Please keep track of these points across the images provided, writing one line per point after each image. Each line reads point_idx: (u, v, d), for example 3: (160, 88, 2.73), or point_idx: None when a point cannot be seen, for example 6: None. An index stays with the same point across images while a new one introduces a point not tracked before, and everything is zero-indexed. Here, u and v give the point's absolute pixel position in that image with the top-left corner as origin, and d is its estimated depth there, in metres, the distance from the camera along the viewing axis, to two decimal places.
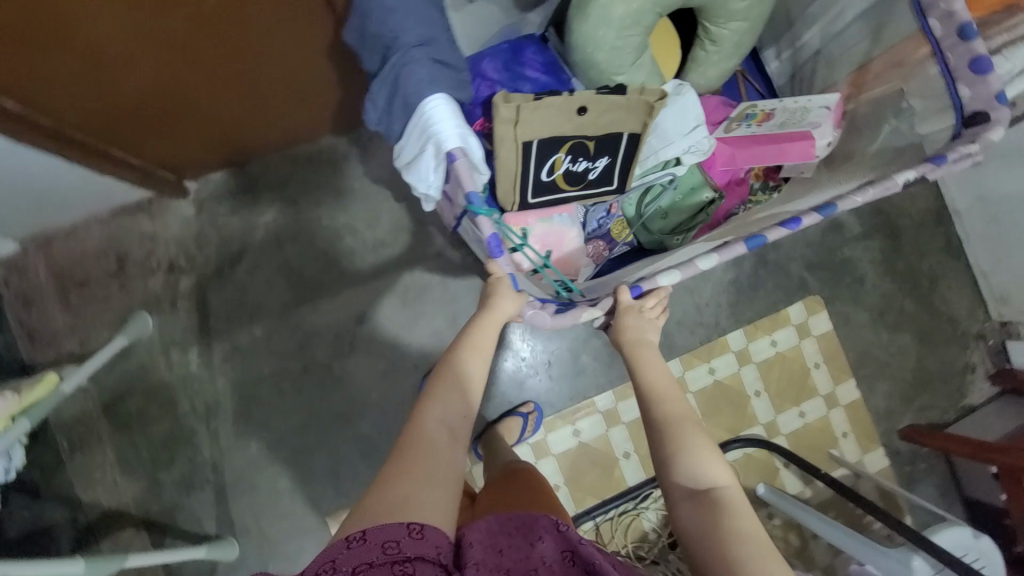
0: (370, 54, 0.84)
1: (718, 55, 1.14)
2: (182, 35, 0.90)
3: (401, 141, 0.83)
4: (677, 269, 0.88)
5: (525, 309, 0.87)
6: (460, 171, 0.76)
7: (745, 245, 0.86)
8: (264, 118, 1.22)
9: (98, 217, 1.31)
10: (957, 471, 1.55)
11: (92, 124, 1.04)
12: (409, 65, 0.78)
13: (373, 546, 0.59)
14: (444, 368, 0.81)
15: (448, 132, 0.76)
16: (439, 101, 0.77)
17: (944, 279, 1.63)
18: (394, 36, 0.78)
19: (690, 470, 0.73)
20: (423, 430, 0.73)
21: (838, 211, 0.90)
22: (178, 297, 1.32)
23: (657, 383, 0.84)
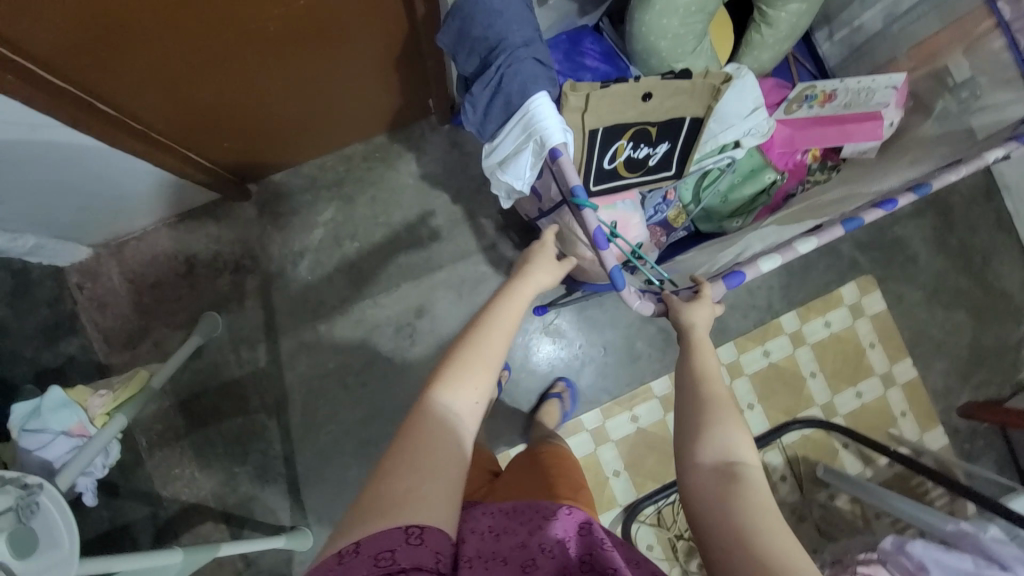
0: (467, 57, 0.90)
1: (773, 38, 1.15)
2: (271, 35, 0.91)
3: (501, 137, 0.89)
4: (777, 254, 0.88)
5: (632, 300, 0.80)
6: (564, 163, 0.80)
7: (844, 227, 0.87)
8: (335, 121, 1.27)
9: (167, 221, 1.36)
10: (1016, 447, 1.54)
11: (179, 129, 1.08)
12: (515, 65, 0.85)
13: (367, 558, 0.50)
14: (455, 346, 0.69)
15: (554, 128, 0.81)
16: (543, 99, 0.83)
17: (998, 254, 1.61)
18: (501, 39, 0.86)
19: (714, 443, 0.64)
20: (427, 414, 0.62)
21: (932, 190, 0.90)
22: (244, 296, 1.36)
23: (700, 359, 0.74)
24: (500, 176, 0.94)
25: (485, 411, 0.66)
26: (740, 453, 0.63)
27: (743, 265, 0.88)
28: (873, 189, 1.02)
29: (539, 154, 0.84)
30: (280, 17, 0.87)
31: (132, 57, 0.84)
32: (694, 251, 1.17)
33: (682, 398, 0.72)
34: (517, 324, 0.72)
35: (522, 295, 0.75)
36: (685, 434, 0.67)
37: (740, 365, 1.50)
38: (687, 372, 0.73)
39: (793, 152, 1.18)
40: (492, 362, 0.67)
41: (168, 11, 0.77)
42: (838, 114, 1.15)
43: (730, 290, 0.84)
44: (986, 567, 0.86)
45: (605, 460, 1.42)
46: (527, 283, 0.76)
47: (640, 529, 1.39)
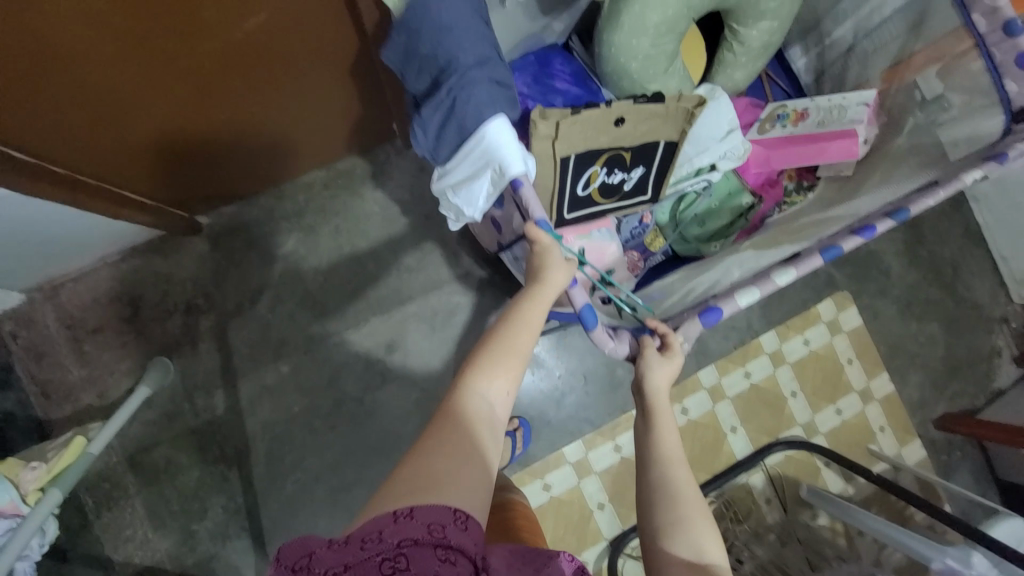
0: (416, 75, 0.84)
1: (747, 57, 1.12)
2: (205, 63, 0.85)
3: (454, 163, 0.84)
4: (754, 287, 0.84)
5: (604, 343, 0.76)
6: (526, 196, 0.76)
7: (823, 257, 0.85)
8: (287, 155, 1.21)
9: (109, 260, 1.25)
10: (991, 456, 1.56)
11: (107, 167, 0.99)
12: (468, 88, 0.79)
13: (419, 524, 0.50)
14: (488, 334, 0.67)
15: (514, 158, 0.77)
16: (500, 124, 0.78)
17: (967, 265, 1.63)
18: (451, 58, 0.79)
19: (688, 539, 0.63)
20: (461, 403, 0.61)
21: (911, 214, 0.89)
22: (198, 337, 1.27)
23: (661, 440, 0.70)
24: (453, 199, 0.89)
25: (514, 403, 0.65)
26: (708, 552, 0.63)
27: (719, 300, 0.85)
28: (846, 212, 1.01)
29: (499, 183, 0.80)
30: (211, 41, 0.81)
31: (54, 91, 0.77)
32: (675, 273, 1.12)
33: (641, 487, 0.69)
34: (541, 324, 0.68)
35: (545, 300, 0.69)
36: (652, 530, 0.65)
37: (722, 388, 1.48)
38: (649, 458, 0.70)
39: (769, 171, 1.17)
40: (524, 356, 0.66)
41: (93, 35, 0.71)
42: (811, 132, 1.13)
43: (707, 327, 0.81)
44: None
45: (588, 493, 1.37)
46: (549, 286, 0.70)
47: (626, 562, 1.35)
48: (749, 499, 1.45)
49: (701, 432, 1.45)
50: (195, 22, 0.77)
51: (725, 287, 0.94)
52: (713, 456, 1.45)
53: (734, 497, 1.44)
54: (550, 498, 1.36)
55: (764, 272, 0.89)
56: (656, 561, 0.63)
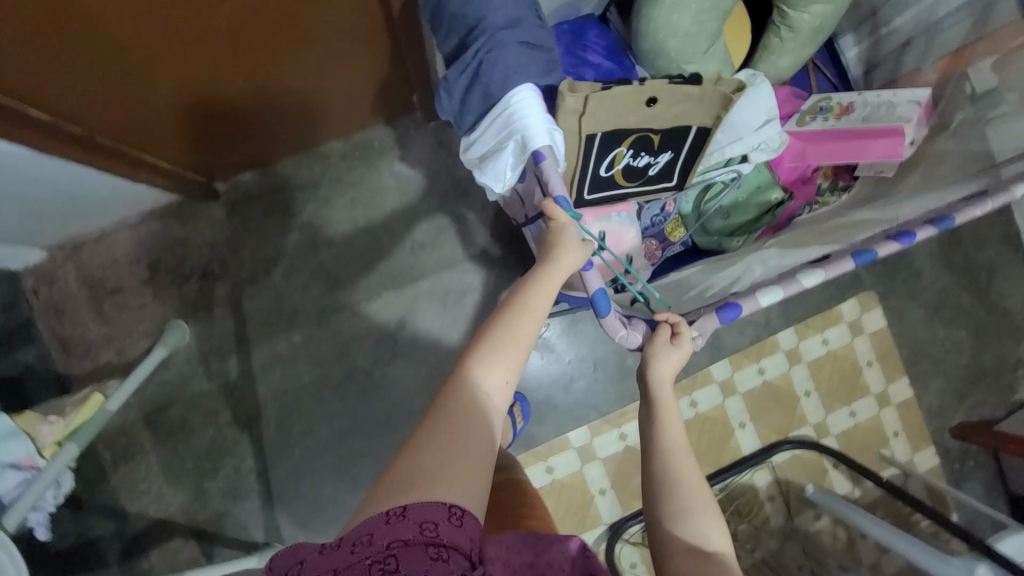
0: (444, 36, 0.76)
1: (795, 41, 1.06)
2: (222, 31, 0.83)
3: (478, 133, 0.75)
4: (778, 287, 0.80)
5: (616, 330, 0.70)
6: (547, 170, 0.68)
7: (855, 260, 0.81)
8: (304, 125, 1.19)
9: (128, 221, 1.26)
10: (1006, 468, 1.53)
11: (123, 130, 0.98)
12: (497, 51, 0.71)
13: (412, 524, 0.47)
14: (488, 320, 0.63)
15: (539, 127, 0.68)
16: (527, 92, 0.71)
17: (1003, 271, 1.56)
18: (480, 19, 0.72)
19: (691, 528, 0.61)
20: (459, 395, 0.57)
21: (954, 223, 0.84)
22: (213, 303, 1.28)
23: (665, 432, 0.66)
24: (478, 176, 0.79)
25: (515, 392, 0.61)
26: (716, 547, 0.60)
27: (740, 298, 0.80)
28: (885, 216, 0.95)
29: (521, 156, 0.71)
30: (229, 12, 0.79)
31: (70, 52, 0.75)
32: (694, 266, 1.07)
33: (645, 479, 0.66)
34: (546, 312, 0.64)
35: (548, 283, 0.64)
36: (656, 519, 0.63)
37: (733, 383, 1.46)
38: (652, 451, 0.66)
39: (805, 167, 1.10)
40: (526, 343, 0.61)
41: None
42: (855, 129, 1.06)
43: (724, 325, 0.76)
44: None
45: (591, 478, 1.38)
46: (557, 267, 0.65)
47: (623, 547, 1.36)
48: (753, 497, 1.44)
49: (708, 425, 1.44)
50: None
51: (748, 285, 0.89)
52: (719, 450, 1.44)
53: (738, 493, 1.43)
54: (552, 481, 1.37)
55: (790, 271, 0.85)
56: (662, 550, 0.61)
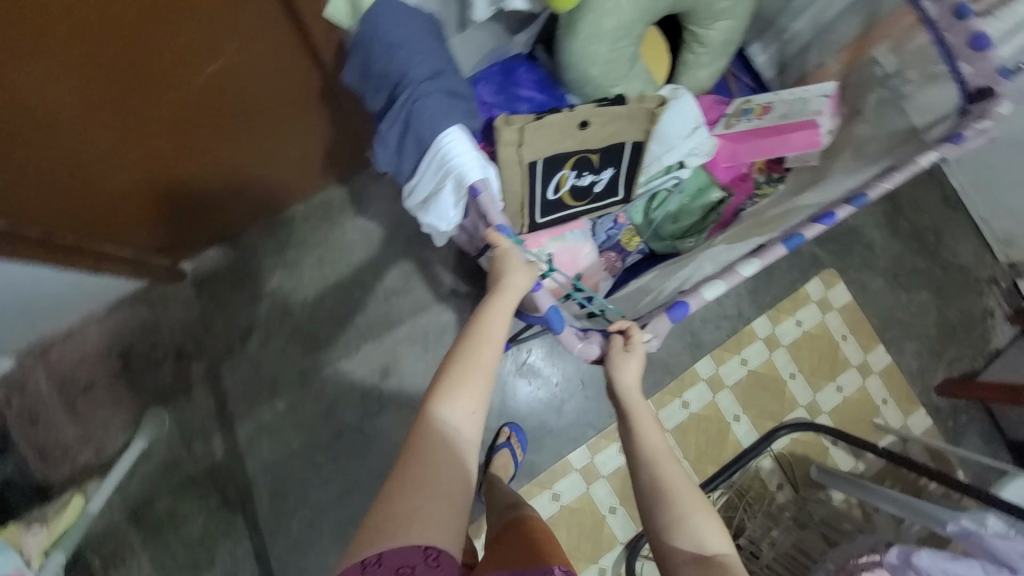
0: (374, 93, 0.79)
1: (708, 55, 1.15)
2: (168, 117, 0.87)
3: (417, 177, 0.78)
4: (720, 279, 0.82)
5: (573, 343, 0.73)
6: (486, 204, 0.72)
7: (785, 245, 0.85)
8: (263, 194, 1.22)
9: (95, 315, 1.25)
10: (997, 417, 1.57)
11: (85, 226, 1.00)
12: (422, 100, 0.74)
13: (388, 570, 0.50)
14: (448, 355, 0.64)
15: (471, 164, 0.72)
16: (455, 133, 0.73)
17: (948, 230, 1.65)
18: (402, 74, 0.74)
19: (687, 531, 0.59)
20: (426, 434, 0.57)
21: (869, 199, 0.91)
22: (191, 384, 1.26)
23: (645, 438, 0.66)
24: (423, 218, 0.81)
25: (485, 420, 0.61)
26: (714, 546, 0.58)
27: (686, 295, 0.81)
28: (812, 202, 1.03)
29: (459, 194, 0.74)
30: (172, 98, 0.84)
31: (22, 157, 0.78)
32: (650, 272, 1.11)
33: (637, 491, 0.64)
34: (503, 338, 0.65)
35: (500, 309, 0.66)
36: (655, 529, 0.61)
37: (720, 378, 1.48)
38: (636, 458, 0.65)
39: (739, 165, 1.18)
40: (488, 371, 0.62)
41: (65, 91, 0.72)
42: (775, 124, 1.12)
43: (675, 323, 0.77)
44: None
45: (599, 498, 1.36)
46: (507, 290, 0.67)
47: (644, 565, 1.33)
48: (761, 486, 1.47)
49: (704, 425, 1.45)
50: (160, 69, 0.78)
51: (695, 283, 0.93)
52: (719, 447, 1.45)
53: (745, 486, 1.46)
54: (561, 508, 1.35)
55: (729, 264, 0.87)
56: (664, 560, 0.60)
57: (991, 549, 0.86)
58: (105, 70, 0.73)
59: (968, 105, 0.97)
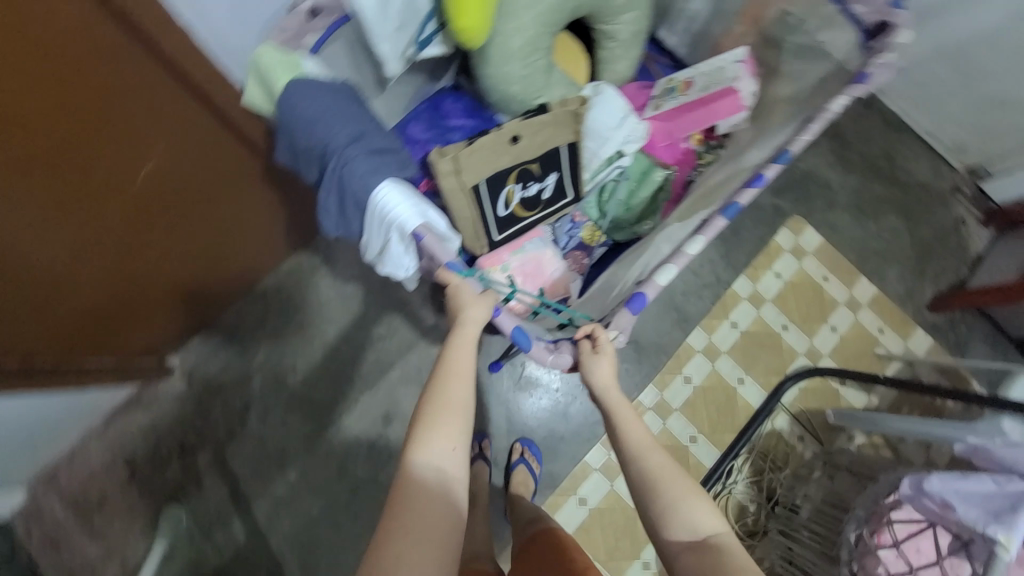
0: (307, 166, 0.80)
1: (619, 48, 1.19)
2: (118, 221, 0.88)
3: (366, 235, 0.78)
4: (670, 263, 0.83)
5: (544, 356, 0.74)
6: (432, 246, 0.72)
7: (724, 216, 0.88)
8: (230, 272, 1.23)
9: (94, 430, 1.26)
10: (996, 320, 1.57)
11: (60, 343, 0.99)
12: (349, 164, 0.74)
13: None
14: (422, 396, 0.66)
15: (408, 214, 0.72)
16: (388, 187, 0.73)
17: (899, 152, 1.68)
18: (326, 143, 0.75)
19: (680, 519, 0.60)
20: (407, 477, 0.59)
21: (793, 153, 0.94)
22: (200, 475, 1.27)
23: (628, 432, 0.68)
24: (382, 270, 0.82)
25: (467, 454, 0.63)
26: (705, 527, 0.60)
27: (641, 286, 0.83)
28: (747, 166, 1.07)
29: (407, 243, 0.75)
30: (116, 202, 0.84)
31: None
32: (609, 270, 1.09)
33: (630, 484, 0.66)
34: (473, 370, 0.68)
35: (467, 343, 0.69)
36: (650, 520, 0.63)
37: (715, 346, 1.49)
38: (623, 454, 0.67)
39: (676, 142, 1.21)
40: (462, 406, 0.64)
41: (15, 225, 0.73)
42: (700, 96, 1.17)
43: (635, 316, 0.78)
44: (1008, 482, 0.80)
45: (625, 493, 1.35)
46: (469, 323, 0.70)
47: None
48: (783, 443, 1.47)
49: (711, 396, 1.46)
50: (103, 177, 0.79)
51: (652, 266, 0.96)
52: (732, 414, 1.45)
53: (768, 446, 1.46)
54: (590, 511, 1.34)
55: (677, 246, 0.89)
56: (663, 547, 0.61)
57: (998, 460, 0.86)
58: (46, 194, 0.73)
59: (869, 40, 1.03)
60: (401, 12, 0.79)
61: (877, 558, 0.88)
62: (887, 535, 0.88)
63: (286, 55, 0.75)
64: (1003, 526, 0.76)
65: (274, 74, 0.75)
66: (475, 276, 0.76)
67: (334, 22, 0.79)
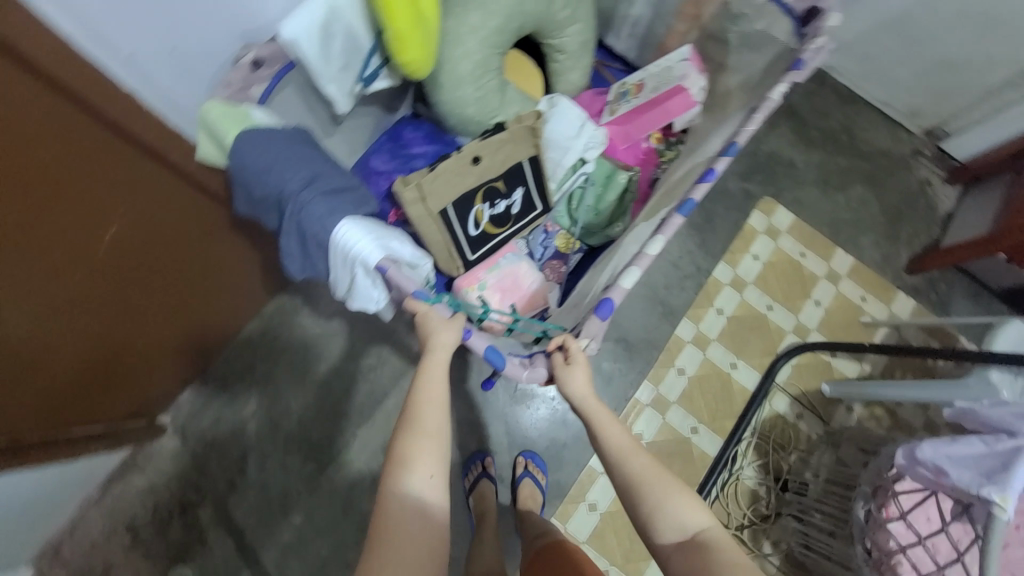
0: (267, 213, 0.82)
1: (569, 60, 1.22)
2: (90, 288, 0.87)
3: (332, 274, 0.79)
4: (633, 267, 0.85)
5: (520, 374, 0.75)
6: (397, 277, 0.73)
7: (681, 214, 0.90)
8: (210, 321, 1.23)
9: (91, 499, 1.24)
10: (975, 275, 1.60)
11: (45, 417, 0.98)
12: (305, 209, 0.75)
13: None
14: (396, 428, 0.66)
15: (369, 249, 0.73)
16: (346, 225, 0.74)
17: (856, 123, 1.72)
18: (281, 190, 0.76)
19: (666, 518, 0.61)
20: (386, 513, 0.59)
21: (740, 144, 0.98)
22: (204, 531, 1.25)
23: (608, 437, 0.68)
24: (353, 306, 0.83)
25: (446, 480, 0.63)
26: (691, 522, 0.61)
27: (608, 291, 0.84)
28: (703, 157, 1.11)
29: (373, 277, 0.75)
30: (87, 270, 0.84)
31: None
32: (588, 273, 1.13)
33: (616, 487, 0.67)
34: (444, 395, 0.68)
35: (436, 368, 0.69)
36: (638, 521, 0.64)
37: (704, 334, 1.50)
38: (606, 458, 0.67)
39: (636, 143, 1.23)
40: (436, 433, 0.65)
41: None
42: (651, 97, 1.19)
43: (605, 322, 0.79)
44: (996, 442, 0.80)
45: None
46: (437, 350, 0.70)
47: None
48: (786, 425, 1.45)
49: (706, 384, 1.46)
50: (71, 248, 0.79)
51: (620, 267, 0.98)
52: (729, 400, 1.46)
53: (770, 427, 1.44)
54: (601, 516, 1.34)
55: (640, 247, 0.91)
56: (654, 546, 0.62)
57: (985, 420, 0.89)
58: (17, 273, 0.73)
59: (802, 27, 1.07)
60: (344, 53, 0.81)
61: (887, 532, 0.89)
62: (893, 507, 0.89)
63: (232, 106, 0.76)
64: (997, 488, 0.72)
65: (221, 122, 0.76)
66: (443, 301, 0.76)
67: (279, 72, 0.80)
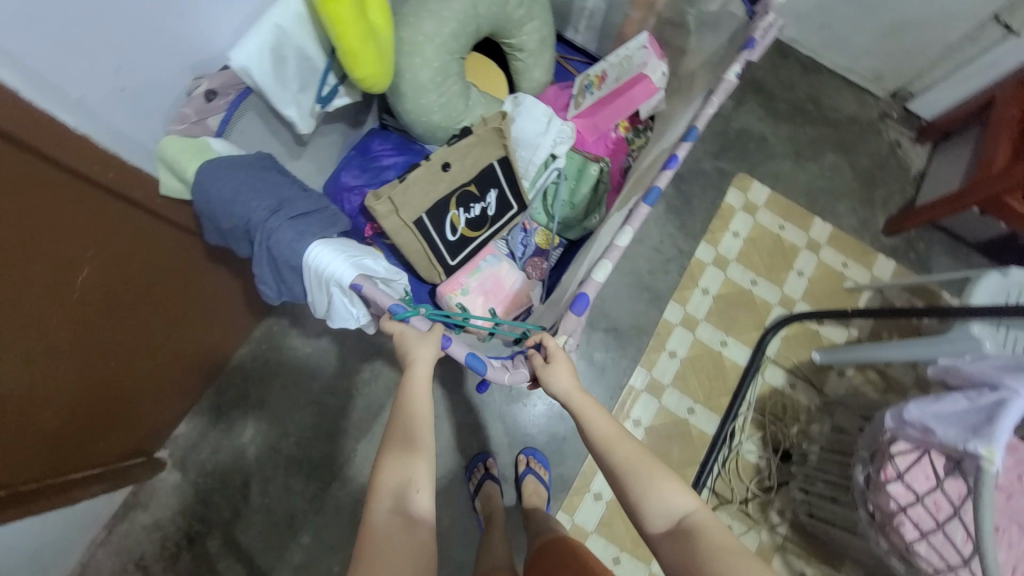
0: (238, 243, 0.82)
1: (530, 57, 1.22)
2: (69, 335, 0.87)
3: (310, 297, 0.79)
4: (604, 260, 0.85)
5: (503, 376, 0.76)
6: (371, 293, 0.73)
7: (647, 203, 0.90)
8: (197, 353, 1.22)
9: (97, 541, 1.24)
10: (951, 230, 1.62)
11: (42, 467, 0.97)
12: (274, 235, 0.75)
13: None
14: (383, 444, 0.67)
15: (342, 268, 0.73)
16: (317, 247, 0.75)
17: (822, 92, 1.74)
18: (249, 219, 0.76)
19: (654, 505, 0.62)
20: (374, 528, 0.60)
21: (700, 128, 0.99)
22: (214, 560, 1.25)
23: (594, 432, 0.69)
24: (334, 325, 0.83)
25: (432, 491, 0.64)
26: (678, 508, 0.62)
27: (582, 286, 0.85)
28: (668, 144, 1.11)
29: (349, 295, 0.76)
30: (64, 317, 0.83)
31: None
32: (579, 267, 1.05)
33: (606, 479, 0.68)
34: (430, 409, 0.70)
35: (418, 383, 0.70)
36: (628, 511, 0.64)
37: (692, 316, 1.51)
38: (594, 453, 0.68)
39: (605, 134, 1.24)
40: (422, 447, 0.66)
41: None
42: (612, 90, 1.20)
43: (580, 315, 0.80)
44: (979, 396, 0.80)
45: None
46: (418, 363, 0.71)
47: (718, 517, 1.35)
48: (781, 396, 1.47)
49: (698, 365, 1.48)
50: (45, 295, 0.78)
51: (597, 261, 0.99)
52: (722, 377, 1.47)
53: (766, 400, 1.46)
54: (607, 504, 1.35)
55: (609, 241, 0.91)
56: (645, 534, 0.63)
57: (967, 376, 0.90)
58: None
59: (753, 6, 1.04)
60: (298, 73, 0.82)
61: (888, 493, 0.90)
62: (891, 468, 0.90)
63: (191, 139, 0.78)
64: (982, 441, 0.74)
65: (179, 156, 0.77)
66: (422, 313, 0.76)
67: (236, 99, 0.81)
